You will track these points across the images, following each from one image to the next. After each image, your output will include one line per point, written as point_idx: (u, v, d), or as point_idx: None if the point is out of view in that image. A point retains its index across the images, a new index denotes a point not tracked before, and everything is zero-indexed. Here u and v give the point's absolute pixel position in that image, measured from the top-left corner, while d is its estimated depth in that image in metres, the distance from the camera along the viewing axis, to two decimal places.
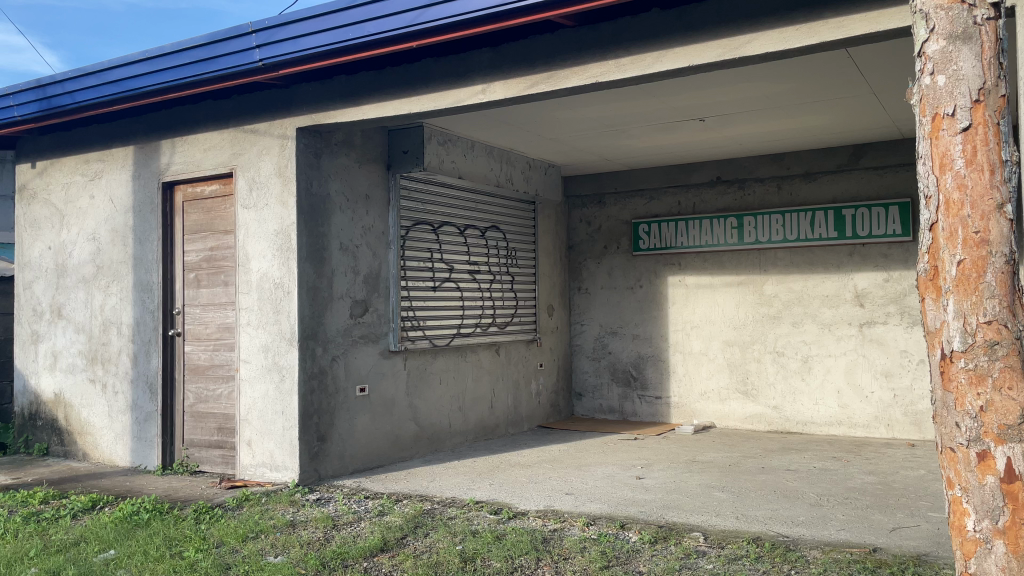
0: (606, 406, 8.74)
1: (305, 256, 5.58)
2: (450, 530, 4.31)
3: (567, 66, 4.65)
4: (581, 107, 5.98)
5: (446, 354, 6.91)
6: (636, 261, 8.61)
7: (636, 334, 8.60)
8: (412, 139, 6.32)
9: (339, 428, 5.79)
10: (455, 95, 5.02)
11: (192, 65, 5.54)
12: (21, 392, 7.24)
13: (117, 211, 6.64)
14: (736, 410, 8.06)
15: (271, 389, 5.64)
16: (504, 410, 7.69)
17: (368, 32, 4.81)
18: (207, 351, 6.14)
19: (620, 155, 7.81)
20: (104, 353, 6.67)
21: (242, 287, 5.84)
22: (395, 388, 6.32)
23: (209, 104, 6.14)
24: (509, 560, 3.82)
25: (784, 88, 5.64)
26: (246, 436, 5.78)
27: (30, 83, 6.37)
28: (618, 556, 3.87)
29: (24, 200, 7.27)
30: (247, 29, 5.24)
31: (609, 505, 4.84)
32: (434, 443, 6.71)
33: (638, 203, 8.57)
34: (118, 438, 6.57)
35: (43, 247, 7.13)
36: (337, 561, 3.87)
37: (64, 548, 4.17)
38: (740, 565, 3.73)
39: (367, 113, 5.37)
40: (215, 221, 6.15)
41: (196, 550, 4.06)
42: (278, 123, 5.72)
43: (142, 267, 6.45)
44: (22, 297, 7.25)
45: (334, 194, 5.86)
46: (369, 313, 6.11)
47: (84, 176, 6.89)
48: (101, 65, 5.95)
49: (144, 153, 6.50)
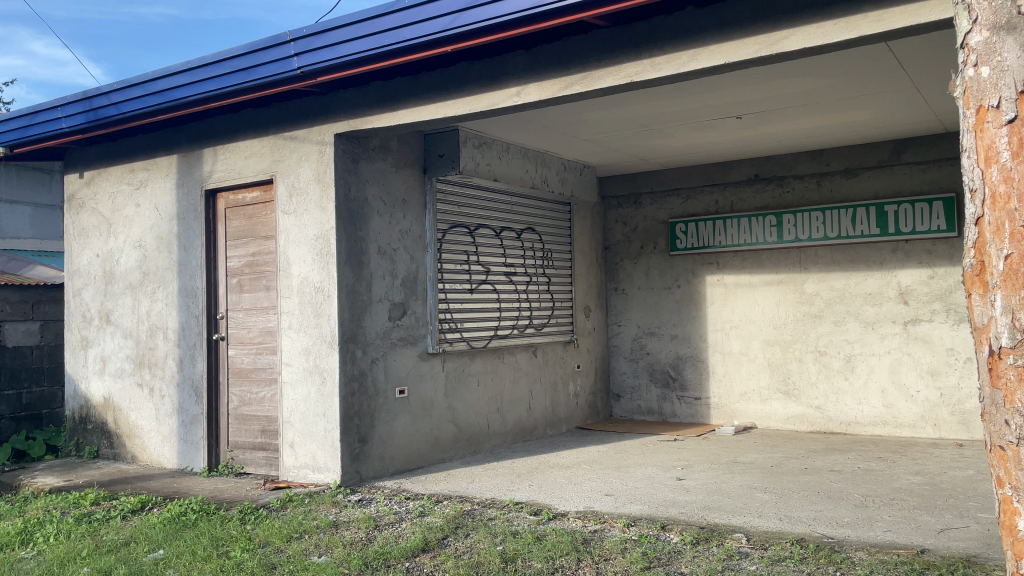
0: (644, 407, 8.71)
1: (344, 260, 5.65)
2: (490, 531, 4.33)
3: (602, 67, 4.64)
4: (616, 107, 5.97)
5: (484, 356, 6.94)
6: (673, 261, 8.57)
7: (674, 335, 8.55)
8: (448, 143, 6.37)
9: (380, 430, 5.85)
10: (490, 98, 5.04)
11: (233, 74, 5.65)
12: (72, 396, 7.45)
13: (161, 218, 6.80)
14: (778, 410, 7.96)
15: (312, 392, 5.72)
16: (543, 411, 7.70)
17: (404, 37, 4.85)
18: (250, 355, 6.26)
19: (656, 154, 7.78)
20: (151, 357, 6.83)
21: (284, 292, 5.94)
22: (433, 390, 6.36)
23: (250, 113, 6.25)
24: (549, 561, 3.83)
25: (823, 83, 5.57)
26: (289, 438, 5.87)
27: (77, 95, 6.53)
28: (660, 558, 3.86)
29: (73, 209, 7.48)
30: (286, 38, 5.32)
31: (650, 506, 4.82)
32: (473, 445, 6.74)
33: (674, 203, 8.52)
34: (165, 440, 6.72)
35: (91, 255, 7.32)
36: (379, 561, 3.92)
37: (115, 548, 4.29)
38: (784, 566, 3.70)
39: (403, 118, 5.42)
40: (257, 227, 6.27)
41: (242, 550, 4.14)
42: (316, 130, 5.81)
43: (187, 273, 6.60)
44: (72, 304, 7.46)
45: (372, 198, 5.93)
46: (408, 316, 6.17)
47: (130, 185, 7.06)
48: (145, 77, 6.09)
49: (187, 162, 6.65)
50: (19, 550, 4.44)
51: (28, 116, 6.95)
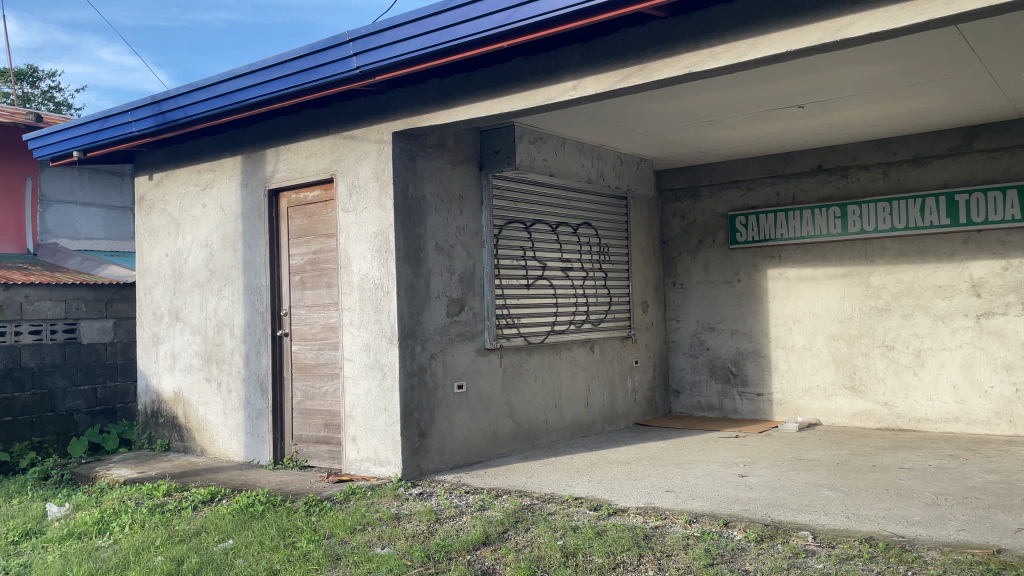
0: (704, 404, 8.59)
1: (403, 257, 5.73)
2: (551, 525, 4.33)
3: (659, 58, 4.59)
4: (674, 98, 5.90)
5: (541, 351, 6.94)
6: (733, 254, 8.43)
7: (735, 330, 8.41)
8: (504, 139, 6.38)
9: (439, 424, 5.91)
10: (546, 93, 5.03)
11: (294, 75, 5.76)
12: (145, 391, 7.72)
13: (227, 218, 6.98)
14: (844, 407, 7.77)
15: (373, 386, 5.81)
16: (600, 407, 7.66)
17: (461, 34, 4.88)
18: (313, 350, 6.39)
19: (715, 146, 7.66)
20: (218, 353, 7.03)
21: (345, 289, 6.04)
22: (491, 385, 6.39)
23: (310, 113, 6.37)
24: (611, 556, 3.81)
25: (890, 70, 5.40)
26: (351, 432, 5.97)
27: (146, 100, 6.75)
28: (722, 555, 3.81)
29: (143, 210, 7.75)
30: (344, 39, 5.40)
31: (711, 503, 4.76)
32: (531, 440, 6.76)
33: (734, 195, 8.38)
34: (232, 434, 6.91)
35: (161, 254, 7.57)
36: (441, 553, 3.97)
37: (187, 537, 4.43)
38: (852, 564, 3.60)
39: (460, 115, 5.45)
40: (318, 225, 6.39)
41: (308, 541, 4.24)
42: (374, 129, 5.89)
43: (252, 271, 6.77)
44: (143, 302, 7.72)
45: (429, 195, 5.99)
46: (465, 311, 6.21)
47: (197, 186, 7.28)
48: (210, 80, 6.25)
49: (250, 162, 6.82)
50: (96, 539, 4.63)
51: (101, 121, 7.21)
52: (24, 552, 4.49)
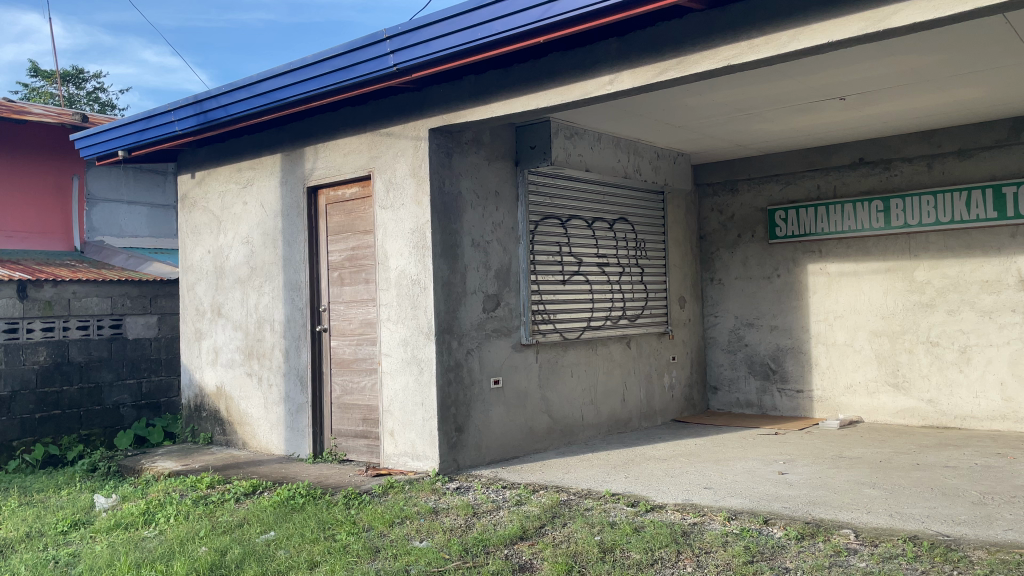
0: (743, 401, 8.51)
1: (439, 253, 5.76)
2: (588, 521, 4.33)
3: (697, 51, 4.54)
4: (711, 91, 5.84)
5: (577, 347, 6.92)
6: (773, 249, 8.32)
7: (774, 326, 8.31)
8: (540, 134, 6.38)
9: (476, 419, 5.94)
10: (583, 88, 5.01)
11: (332, 74, 5.82)
12: (188, 385, 7.88)
13: (267, 215, 7.09)
14: (886, 404, 7.63)
15: (411, 381, 5.85)
16: (637, 404, 7.63)
17: (497, 30, 4.88)
18: (351, 346, 6.46)
19: (754, 140, 7.57)
20: (259, 348, 7.14)
21: (382, 285, 6.09)
22: (528, 381, 6.40)
23: (348, 111, 6.43)
24: (649, 552, 3.80)
25: (934, 60, 5.28)
26: (389, 426, 6.02)
27: (188, 100, 6.87)
28: (762, 552, 3.77)
29: (186, 208, 7.89)
30: (382, 36, 5.43)
31: (751, 500, 4.72)
32: (568, 436, 6.75)
33: (773, 189, 8.27)
34: (273, 427, 7.02)
35: (204, 251, 7.71)
36: (479, 547, 3.99)
37: (230, 529, 4.52)
38: (896, 563, 3.55)
39: (495, 111, 5.45)
40: (356, 222, 6.45)
41: (348, 533, 4.29)
42: (411, 125, 5.93)
43: (291, 267, 6.87)
44: (187, 298, 7.88)
45: (465, 191, 6.01)
46: (501, 307, 6.23)
47: (237, 184, 7.40)
48: (250, 79, 6.35)
49: (290, 160, 6.90)
50: (143, 529, 4.74)
51: (144, 121, 7.36)
52: (74, 542, 4.62)
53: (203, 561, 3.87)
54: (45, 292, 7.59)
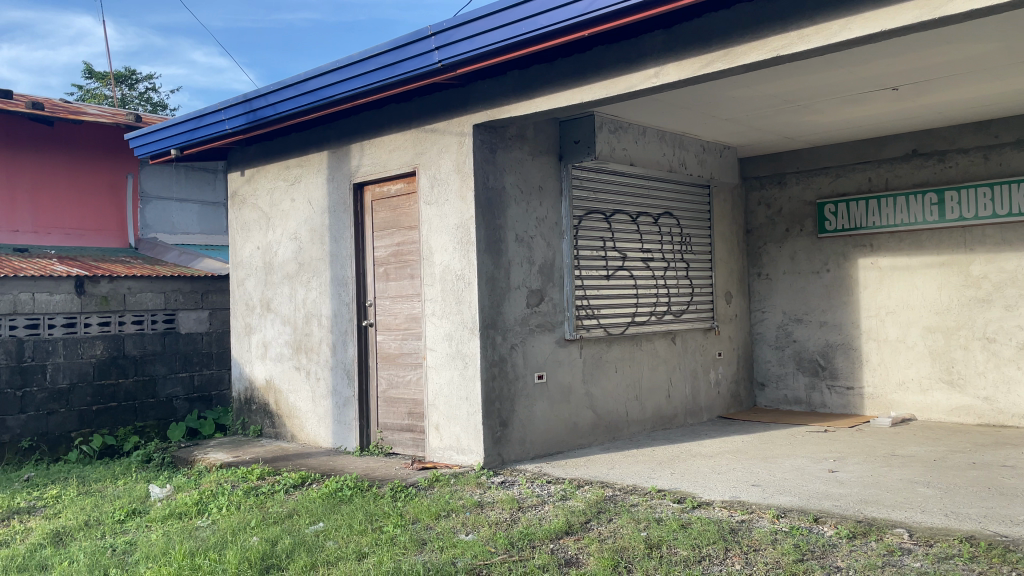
0: (791, 397, 8.37)
1: (483, 248, 5.78)
2: (634, 516, 4.31)
3: (745, 42, 4.47)
4: (759, 83, 5.75)
5: (621, 343, 6.88)
6: (822, 244, 8.17)
7: (823, 321, 8.16)
8: (584, 129, 6.35)
9: (520, 414, 5.95)
10: (628, 81, 4.98)
11: (378, 71, 5.87)
12: (239, 378, 8.04)
13: (315, 212, 7.19)
14: (940, 402, 7.44)
15: (455, 376, 5.89)
16: (683, 400, 7.56)
17: (542, 24, 4.87)
18: (397, 340, 6.53)
19: (802, 132, 7.44)
20: (307, 343, 7.26)
21: (427, 280, 6.14)
22: (572, 376, 6.39)
23: (393, 108, 6.48)
24: (696, 549, 3.76)
25: (992, 48, 5.12)
26: (434, 420, 6.07)
27: (238, 99, 6.99)
28: (813, 551, 3.71)
29: (236, 205, 8.05)
30: (426, 33, 5.46)
31: (800, 498, 4.65)
32: (612, 432, 6.72)
33: (823, 182, 8.11)
34: (321, 420, 7.13)
35: (253, 247, 7.86)
36: (524, 541, 4.00)
37: (280, 519, 4.60)
38: (952, 564, 3.46)
39: (539, 106, 5.44)
40: (401, 218, 6.51)
41: (395, 525, 4.34)
42: (456, 121, 5.95)
43: (338, 263, 6.96)
44: (237, 293, 8.04)
45: (509, 186, 6.02)
46: (545, 302, 6.22)
47: (285, 181, 7.52)
48: (298, 78, 6.43)
49: (336, 157, 6.99)
50: (196, 519, 4.85)
51: (196, 120, 7.51)
52: (130, 530, 4.75)
53: (255, 551, 3.95)
54: (101, 287, 7.82)
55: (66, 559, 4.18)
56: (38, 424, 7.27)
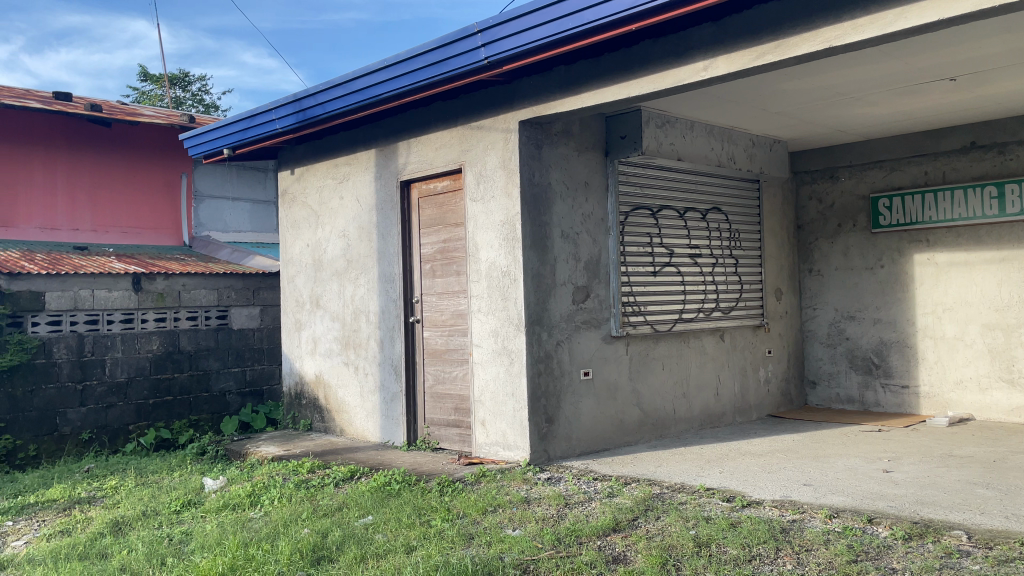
0: (844, 396, 8.20)
1: (529, 245, 5.78)
2: (682, 514, 4.27)
3: (797, 33, 4.39)
4: (810, 76, 5.64)
5: (669, 339, 6.82)
6: (876, 239, 7.98)
7: (877, 318, 7.98)
8: (631, 124, 6.30)
9: (566, 411, 5.94)
10: (676, 75, 4.92)
11: (425, 69, 5.90)
12: (289, 373, 8.18)
13: (363, 209, 7.27)
14: (1000, 402, 7.21)
15: (501, 371, 5.91)
16: (731, 398, 7.47)
17: (588, 19, 4.84)
18: (443, 336, 6.57)
19: (855, 125, 7.27)
20: (356, 338, 7.36)
21: (473, 276, 6.17)
22: (618, 373, 6.35)
23: (439, 106, 6.52)
24: (746, 548, 3.71)
25: None
26: (481, 416, 6.10)
27: (288, 98, 7.10)
28: (867, 552, 3.63)
29: (287, 203, 8.19)
30: (473, 30, 5.47)
31: (853, 498, 4.55)
32: (659, 429, 6.67)
33: (876, 176, 7.93)
34: (369, 415, 7.22)
35: (303, 245, 7.99)
36: (572, 537, 4.00)
37: (330, 512, 4.68)
38: (1013, 567, 3.36)
39: (586, 101, 5.41)
40: (447, 215, 6.55)
41: (443, 519, 4.38)
42: (502, 118, 5.96)
43: (386, 260, 7.04)
44: (288, 290, 8.19)
45: (555, 182, 6.00)
46: (591, 299, 6.20)
47: (334, 179, 7.62)
48: (346, 77, 6.51)
49: (384, 155, 7.06)
50: (249, 510, 4.97)
51: (247, 120, 7.66)
52: (186, 521, 4.88)
53: (306, 542, 4.02)
54: (157, 284, 8.04)
55: (125, 548, 4.31)
56: (97, 417, 7.50)
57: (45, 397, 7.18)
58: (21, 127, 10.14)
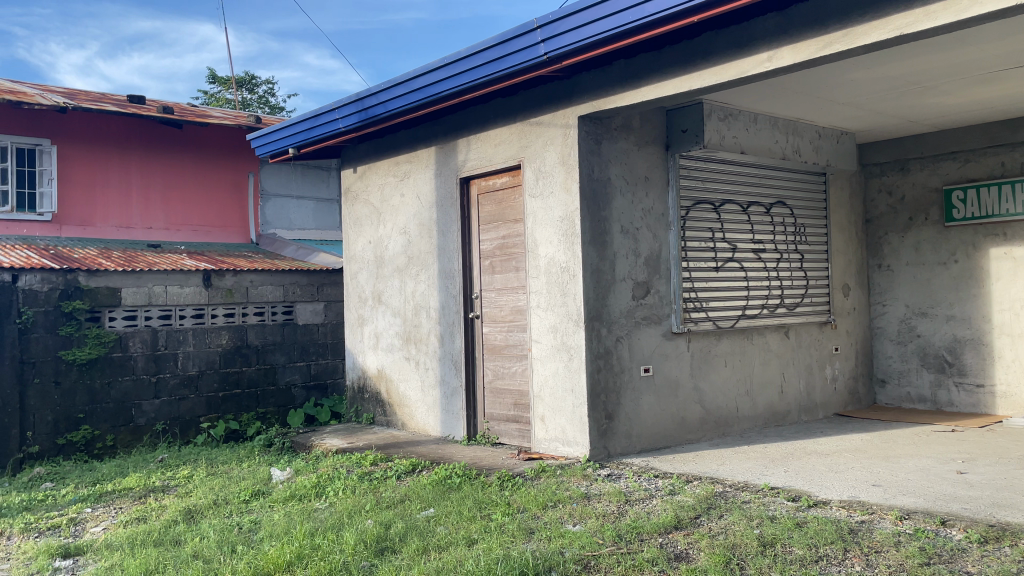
0: (915, 395, 7.95)
1: (588, 240, 5.76)
2: (746, 513, 4.20)
3: (866, 21, 4.26)
4: (878, 64, 5.47)
5: (731, 336, 6.71)
6: (949, 233, 7.70)
7: (951, 315, 7.70)
8: (692, 117, 6.22)
9: (626, 407, 5.91)
10: (739, 66, 4.83)
11: (485, 66, 5.93)
12: (352, 368, 8.33)
13: (423, 206, 7.36)
14: None
15: (561, 367, 5.90)
16: (797, 396, 7.31)
17: (649, 12, 4.80)
18: (503, 332, 6.61)
19: (927, 115, 7.03)
20: (416, 334, 7.45)
21: (533, 272, 6.18)
22: (679, 370, 6.28)
23: (498, 102, 6.54)
24: (813, 549, 3.64)
25: None
26: (540, 411, 6.11)
27: (351, 97, 7.22)
28: (940, 554, 3.52)
29: (349, 201, 8.35)
30: (532, 26, 5.47)
31: (925, 500, 4.41)
32: (722, 427, 6.57)
33: (950, 167, 7.66)
34: (430, 410, 7.30)
35: (365, 242, 8.12)
36: (633, 534, 3.98)
37: (392, 504, 4.76)
38: None
39: (646, 95, 5.36)
40: (506, 211, 6.58)
41: (503, 514, 4.40)
42: (561, 114, 5.95)
43: (446, 256, 7.11)
44: (351, 286, 8.34)
45: (615, 177, 5.97)
46: (651, 294, 6.15)
47: (395, 177, 7.72)
48: (407, 75, 6.59)
49: (443, 152, 7.12)
50: (315, 501, 5.09)
51: (312, 120, 7.82)
52: (255, 510, 5.03)
53: (370, 533, 4.10)
54: (226, 280, 8.28)
55: (198, 535, 4.46)
56: (170, 409, 7.78)
57: (122, 389, 7.48)
58: (98, 130, 10.55)
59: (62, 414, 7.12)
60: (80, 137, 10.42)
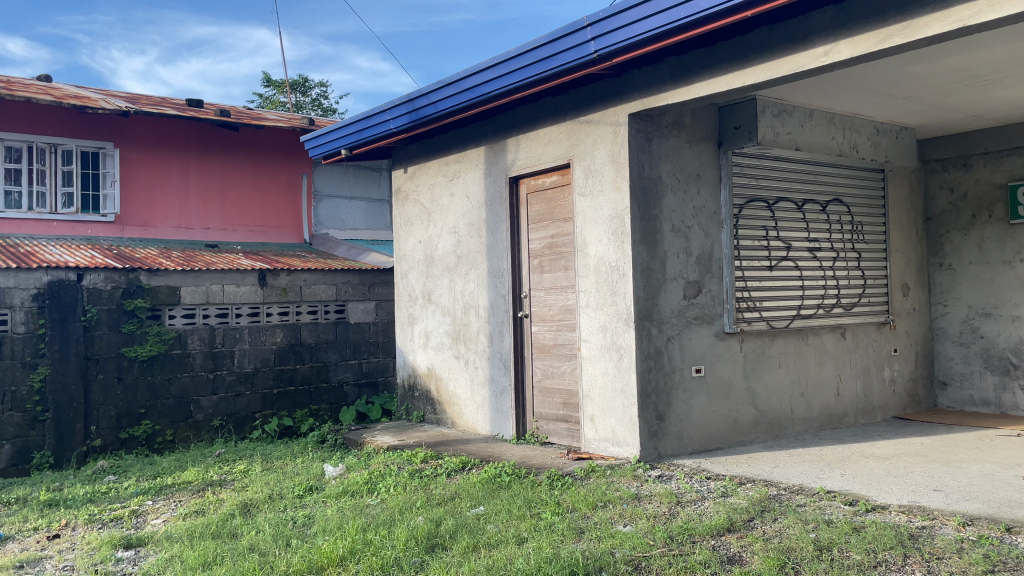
0: (978, 398, 7.69)
1: (638, 239, 5.72)
2: (801, 517, 4.11)
3: (928, 12, 4.13)
4: (940, 57, 5.30)
5: (786, 336, 6.58)
6: (1014, 230, 7.43)
7: (1016, 316, 7.42)
8: (745, 113, 6.12)
9: (677, 408, 5.85)
10: (794, 61, 4.74)
11: (535, 65, 5.92)
12: (403, 366, 8.42)
13: (473, 205, 7.39)
14: None
15: (611, 367, 5.87)
16: (854, 398, 7.13)
17: (701, 7, 4.73)
18: (552, 331, 6.61)
19: (992, 109, 6.79)
20: (466, 333, 7.49)
21: (582, 271, 6.16)
22: (732, 371, 6.19)
23: (548, 101, 6.53)
24: (871, 554, 3.55)
25: None
26: (590, 411, 6.09)
27: (402, 98, 7.29)
28: (1005, 562, 3.40)
29: (400, 201, 8.43)
30: (582, 23, 5.44)
31: (989, 506, 4.26)
32: (776, 429, 6.46)
33: (1015, 163, 7.39)
34: (479, 408, 7.33)
35: (416, 241, 8.20)
36: (684, 536, 3.93)
37: (443, 501, 4.79)
38: None
39: (698, 91, 5.29)
40: (556, 210, 6.57)
41: (553, 513, 4.40)
42: (611, 112, 5.91)
43: (495, 255, 7.13)
44: (402, 285, 8.42)
45: (666, 175, 5.91)
46: (703, 294, 6.07)
47: (445, 177, 7.77)
48: (458, 75, 6.62)
49: (493, 152, 7.14)
50: (367, 496, 5.15)
51: (364, 121, 7.92)
52: (309, 505, 5.12)
53: (421, 530, 4.13)
54: (281, 280, 8.45)
55: (254, 528, 4.56)
56: (227, 405, 7.96)
57: (181, 385, 7.69)
58: (158, 133, 10.85)
59: (124, 409, 7.36)
60: (141, 140, 10.74)
